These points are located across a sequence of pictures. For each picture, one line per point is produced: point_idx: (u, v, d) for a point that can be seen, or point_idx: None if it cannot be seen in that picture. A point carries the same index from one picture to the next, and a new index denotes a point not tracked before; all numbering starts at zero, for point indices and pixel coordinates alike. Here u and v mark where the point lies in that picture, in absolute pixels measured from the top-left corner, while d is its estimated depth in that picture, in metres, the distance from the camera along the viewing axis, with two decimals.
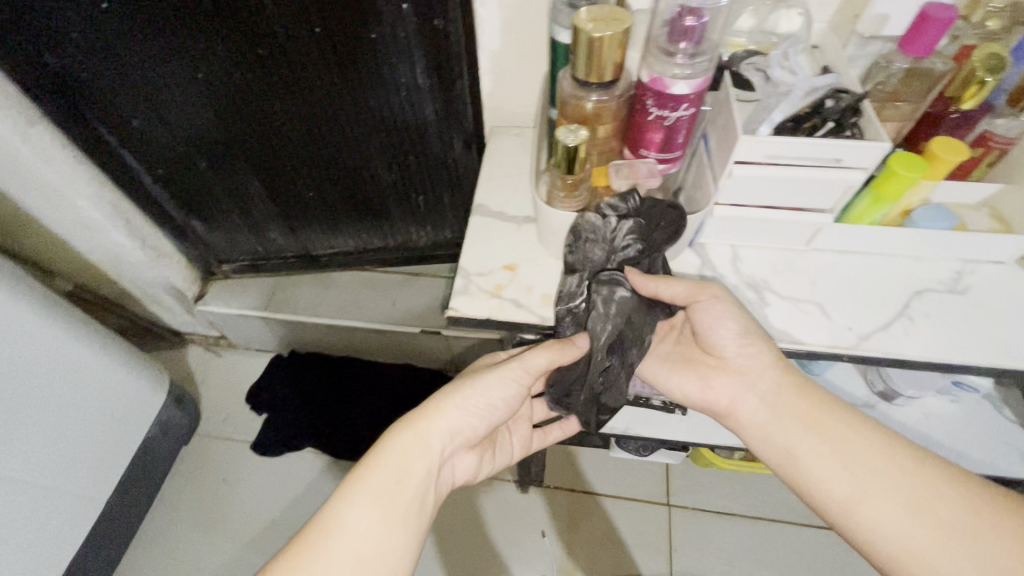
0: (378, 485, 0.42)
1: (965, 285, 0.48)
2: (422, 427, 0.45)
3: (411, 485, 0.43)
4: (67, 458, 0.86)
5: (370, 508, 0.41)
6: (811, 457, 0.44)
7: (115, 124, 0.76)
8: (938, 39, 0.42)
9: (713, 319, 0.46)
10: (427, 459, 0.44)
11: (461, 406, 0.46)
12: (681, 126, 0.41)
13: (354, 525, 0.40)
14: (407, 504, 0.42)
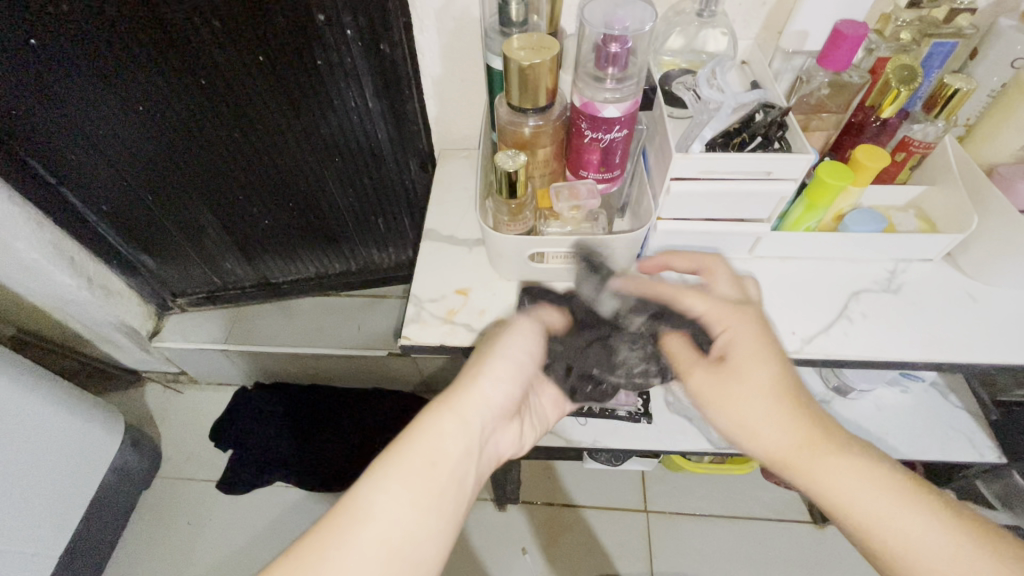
0: (414, 470, 0.36)
1: (898, 284, 0.50)
2: (459, 403, 0.40)
3: (449, 468, 0.37)
4: (13, 515, 0.80)
5: (408, 492, 0.36)
6: (872, 513, 0.37)
7: (50, 161, 0.72)
8: (852, 55, 0.44)
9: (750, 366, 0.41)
10: (464, 442, 0.39)
11: (497, 381, 0.42)
12: (616, 147, 0.41)
13: (387, 510, 0.35)
14: (444, 490, 0.37)
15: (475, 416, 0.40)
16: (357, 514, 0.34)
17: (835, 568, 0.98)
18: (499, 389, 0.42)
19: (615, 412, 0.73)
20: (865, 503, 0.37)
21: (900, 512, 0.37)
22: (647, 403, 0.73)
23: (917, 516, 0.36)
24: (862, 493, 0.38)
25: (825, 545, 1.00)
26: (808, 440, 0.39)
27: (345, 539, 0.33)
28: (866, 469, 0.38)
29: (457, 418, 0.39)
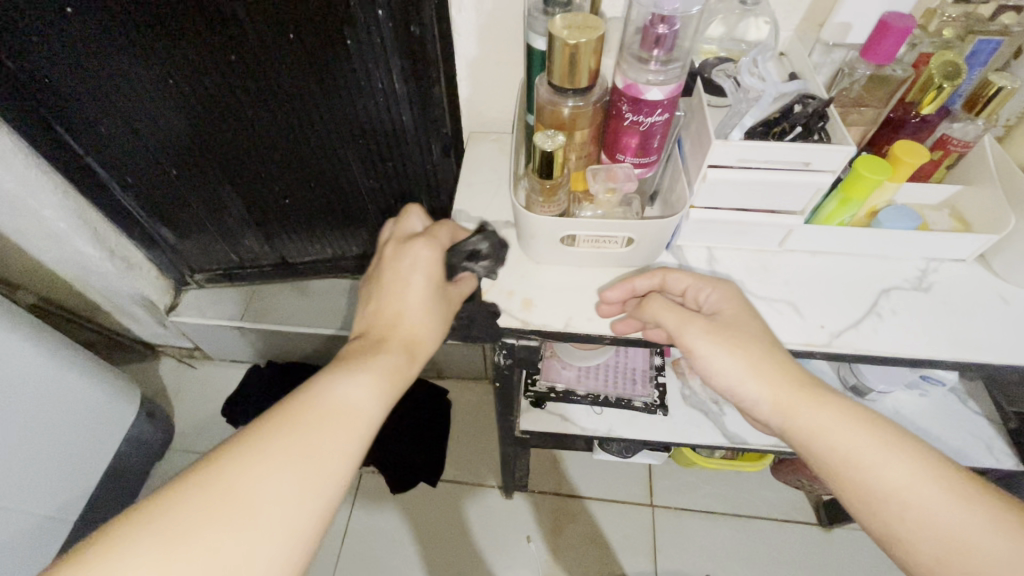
0: (232, 488, 0.34)
1: (929, 283, 0.49)
2: (307, 410, 0.38)
3: (282, 488, 0.35)
4: (33, 478, 0.82)
5: (225, 507, 0.33)
6: (866, 455, 0.40)
7: (80, 130, 0.73)
8: (897, 47, 0.44)
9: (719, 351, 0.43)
10: (305, 461, 0.36)
11: (356, 386, 0.40)
12: (655, 131, 0.41)
13: (200, 529, 0.33)
14: (269, 513, 0.34)
15: (321, 433, 0.37)
16: (160, 522, 0.32)
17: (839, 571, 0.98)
18: (362, 399, 0.40)
19: (631, 403, 0.73)
20: (853, 457, 0.40)
21: (890, 461, 0.39)
22: (663, 395, 0.73)
23: (902, 464, 0.39)
24: (857, 450, 0.40)
25: (830, 547, 1.00)
26: (806, 399, 0.42)
27: (145, 549, 0.31)
28: (854, 420, 0.41)
29: (300, 433, 0.37)
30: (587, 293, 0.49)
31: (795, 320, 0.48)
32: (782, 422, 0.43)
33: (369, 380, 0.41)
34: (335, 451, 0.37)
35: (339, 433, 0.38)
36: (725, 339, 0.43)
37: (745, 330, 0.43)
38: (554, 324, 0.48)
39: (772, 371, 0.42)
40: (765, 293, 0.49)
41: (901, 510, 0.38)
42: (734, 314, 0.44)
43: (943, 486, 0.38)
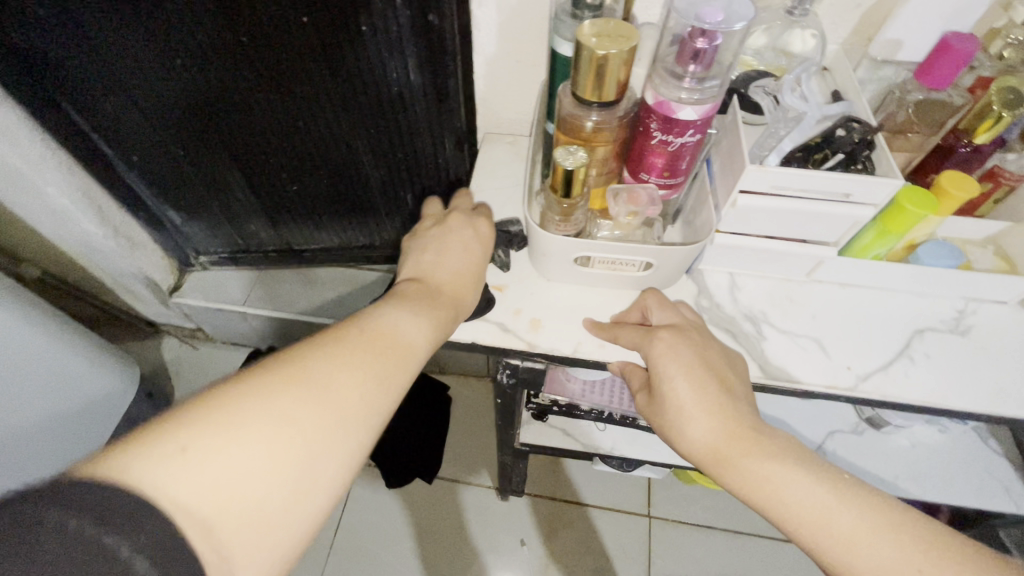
0: (283, 390, 0.32)
1: (967, 326, 0.46)
2: (364, 332, 0.37)
3: (340, 402, 0.33)
4: (29, 459, 0.81)
5: (277, 412, 0.31)
6: (792, 486, 0.37)
7: (85, 107, 0.71)
8: (957, 71, 0.40)
9: (668, 372, 0.40)
10: (369, 374, 0.35)
11: (402, 327, 0.39)
12: (685, 152, 0.38)
13: (250, 435, 0.30)
14: (327, 419, 0.32)
15: (376, 352, 0.36)
16: (203, 424, 0.30)
17: None
18: (416, 329, 0.39)
19: (636, 422, 0.68)
20: (778, 491, 0.37)
21: (818, 490, 0.36)
22: None
23: (826, 492, 0.36)
24: (790, 484, 0.37)
25: None
26: (726, 430, 0.39)
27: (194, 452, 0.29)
28: (774, 454, 0.38)
29: (358, 347, 0.36)
30: (599, 315, 0.47)
31: (819, 358, 0.45)
32: (711, 462, 0.40)
33: (418, 321, 0.40)
34: (350, 391, 0.34)
35: (394, 345, 0.38)
36: (653, 368, 0.41)
37: (675, 357, 0.40)
38: (562, 350, 0.45)
39: (702, 402, 0.39)
40: (789, 327, 0.46)
41: (826, 544, 0.35)
42: (680, 336, 0.41)
43: (869, 518, 0.35)
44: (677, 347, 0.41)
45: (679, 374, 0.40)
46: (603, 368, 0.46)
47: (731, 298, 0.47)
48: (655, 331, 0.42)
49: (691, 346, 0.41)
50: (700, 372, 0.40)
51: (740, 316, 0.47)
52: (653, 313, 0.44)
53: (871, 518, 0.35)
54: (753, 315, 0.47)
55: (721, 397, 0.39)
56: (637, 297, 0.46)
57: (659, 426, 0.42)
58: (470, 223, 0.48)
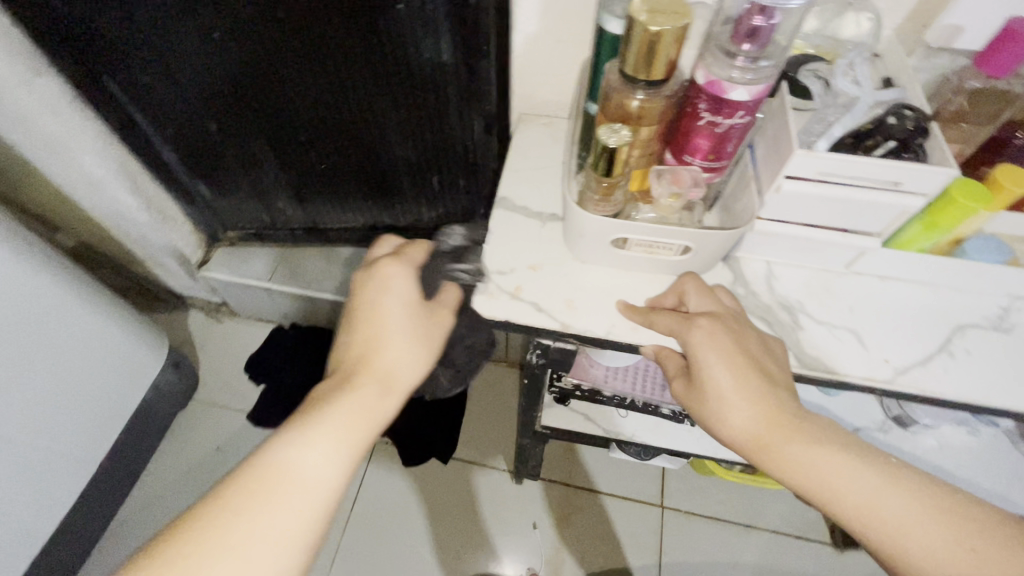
0: (258, 485, 0.39)
1: (1010, 324, 0.45)
2: (358, 394, 0.44)
3: (295, 528, 0.38)
4: (65, 420, 0.84)
5: (238, 535, 0.37)
6: (837, 473, 0.37)
7: (123, 79, 0.72)
8: (1019, 59, 0.39)
9: (713, 361, 0.40)
10: (338, 449, 0.41)
11: (321, 447, 0.41)
12: (732, 134, 0.38)
13: (223, 522, 0.37)
14: (287, 534, 0.38)
15: (358, 419, 0.43)
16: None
17: None
18: (410, 368, 0.46)
19: (658, 410, 0.68)
20: (822, 477, 0.37)
21: (862, 476, 0.37)
22: None
23: (872, 478, 0.37)
24: (834, 472, 0.37)
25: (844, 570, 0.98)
26: (768, 416, 0.39)
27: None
28: (817, 441, 0.38)
29: (343, 416, 0.42)
30: (632, 298, 0.47)
31: (856, 350, 0.44)
32: (754, 450, 0.40)
33: (338, 444, 0.42)
34: (377, 410, 0.44)
35: (378, 408, 0.44)
36: (693, 356, 0.41)
37: (714, 345, 0.40)
38: (595, 331, 0.45)
39: (745, 390, 0.39)
40: (826, 317, 0.46)
41: (875, 530, 0.36)
42: (724, 321, 0.41)
43: (912, 500, 0.36)
44: (717, 333, 0.40)
45: (721, 364, 0.40)
46: (635, 351, 0.46)
47: (767, 287, 0.47)
48: (694, 317, 0.41)
49: (730, 332, 0.41)
50: (740, 360, 0.40)
51: (776, 304, 0.46)
52: (690, 299, 0.44)
53: (913, 499, 0.36)
54: (789, 304, 0.46)
55: (764, 387, 0.39)
56: (674, 282, 0.45)
57: (696, 411, 0.42)
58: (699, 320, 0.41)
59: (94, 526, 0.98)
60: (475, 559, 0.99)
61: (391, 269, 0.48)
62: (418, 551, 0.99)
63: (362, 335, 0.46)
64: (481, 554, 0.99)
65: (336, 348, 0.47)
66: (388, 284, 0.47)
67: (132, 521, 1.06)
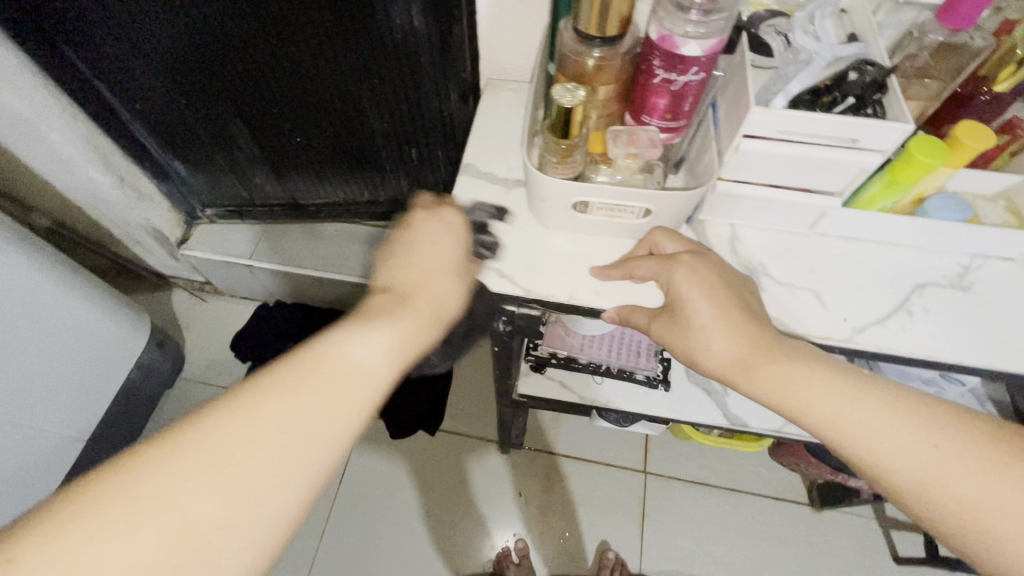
0: (308, 372, 0.32)
1: (969, 282, 0.45)
2: (409, 309, 0.38)
3: (338, 424, 0.32)
4: (49, 399, 0.84)
5: (278, 413, 0.30)
6: (812, 384, 0.36)
7: (85, 51, 0.70)
8: (982, 9, 0.38)
9: (697, 292, 0.40)
10: (388, 355, 0.35)
11: (373, 348, 0.35)
12: (688, 92, 0.37)
13: (269, 399, 0.31)
14: (329, 434, 0.32)
15: (410, 333, 0.37)
16: (209, 452, 0.28)
17: (823, 552, 0.99)
18: (452, 294, 0.41)
19: (634, 375, 0.71)
20: (798, 393, 0.37)
21: (835, 387, 0.36)
22: (666, 369, 0.71)
23: (848, 388, 0.36)
24: (808, 384, 0.36)
25: (819, 528, 1.01)
26: (745, 337, 0.38)
27: (186, 474, 0.28)
28: (795, 355, 0.37)
29: (399, 326, 0.37)
30: (596, 262, 0.47)
31: (815, 310, 0.45)
32: (731, 368, 0.39)
33: (390, 350, 0.35)
34: (425, 330, 0.38)
35: (427, 335, 0.38)
36: (676, 292, 0.41)
37: (696, 278, 0.40)
38: (557, 296, 0.45)
39: (724, 312, 0.39)
40: (787, 278, 0.46)
41: (849, 438, 0.35)
42: (703, 258, 0.42)
43: (883, 405, 0.35)
44: (699, 270, 0.40)
45: (702, 294, 0.39)
46: (598, 314, 0.46)
47: (731, 249, 0.47)
48: (676, 257, 0.41)
49: (712, 269, 0.41)
50: (721, 290, 0.40)
51: (739, 267, 0.46)
52: (665, 248, 0.43)
53: (884, 407, 0.35)
54: (752, 266, 0.46)
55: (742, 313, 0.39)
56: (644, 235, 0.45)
57: (677, 346, 0.41)
58: (687, 259, 0.41)
59: None
60: (461, 526, 1.01)
61: (452, 219, 0.43)
62: (406, 521, 1.01)
63: (416, 262, 0.41)
64: (468, 521, 1.02)
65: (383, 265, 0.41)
66: (447, 227, 0.43)
67: None
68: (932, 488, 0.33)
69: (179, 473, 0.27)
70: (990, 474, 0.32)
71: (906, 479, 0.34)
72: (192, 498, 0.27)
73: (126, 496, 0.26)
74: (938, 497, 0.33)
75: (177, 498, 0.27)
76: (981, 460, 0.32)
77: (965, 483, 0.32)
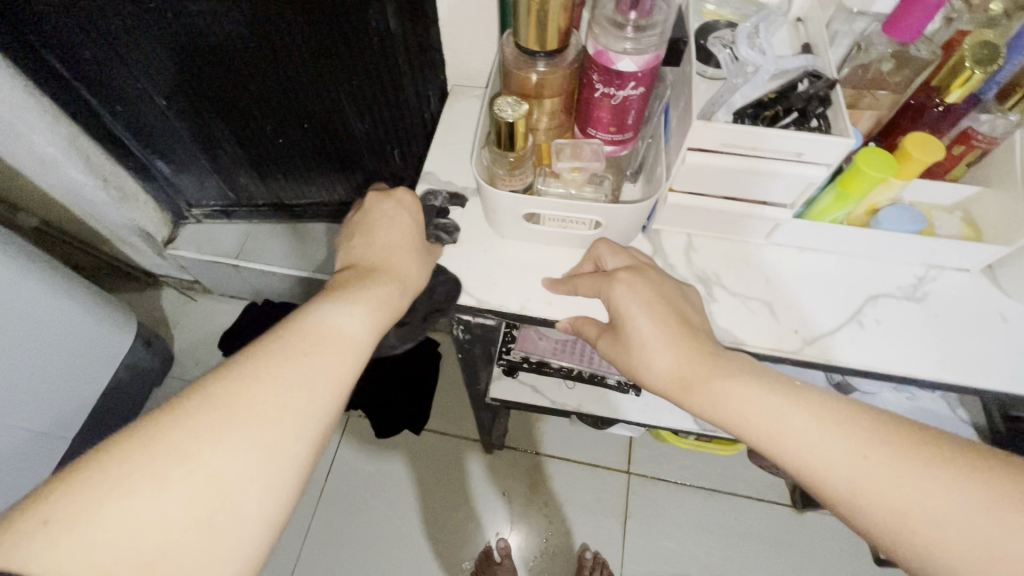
0: (292, 339, 0.34)
1: (924, 293, 0.45)
2: (378, 279, 0.40)
3: (321, 388, 0.33)
4: (35, 401, 0.85)
5: (277, 379, 0.32)
6: (748, 399, 0.36)
7: (65, 55, 0.69)
8: (927, 21, 0.38)
9: (635, 310, 0.39)
10: (369, 326, 0.37)
11: (353, 315, 0.37)
12: (630, 106, 0.38)
13: (263, 369, 0.32)
14: (324, 395, 0.34)
15: (383, 305, 0.39)
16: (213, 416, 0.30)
17: (804, 552, 0.99)
18: (413, 266, 0.42)
19: (604, 380, 0.69)
20: (737, 409, 0.36)
21: (772, 401, 0.36)
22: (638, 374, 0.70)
23: (783, 402, 0.35)
24: (745, 400, 0.36)
25: (799, 529, 1.01)
26: (685, 352, 0.38)
27: (170, 453, 0.29)
28: (732, 371, 0.37)
29: (369, 296, 0.38)
30: (551, 272, 0.47)
31: (767, 321, 0.45)
32: (674, 386, 0.38)
33: (367, 317, 0.37)
34: (392, 298, 0.40)
35: (397, 304, 0.40)
36: (616, 310, 0.40)
37: (635, 294, 0.39)
38: (511, 307, 0.45)
39: (663, 329, 0.39)
40: (740, 289, 0.46)
41: (785, 450, 0.35)
42: (643, 271, 0.41)
43: (816, 416, 0.35)
44: (638, 285, 0.40)
45: (640, 311, 0.39)
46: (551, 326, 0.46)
47: (685, 259, 0.47)
48: (614, 273, 0.41)
49: (651, 283, 0.40)
50: (660, 305, 0.39)
51: (692, 276, 0.46)
52: (607, 261, 0.43)
53: (818, 417, 0.34)
54: (706, 276, 0.46)
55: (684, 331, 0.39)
56: (587, 250, 0.45)
57: (625, 364, 0.41)
58: (625, 275, 0.40)
59: (71, 503, 1.00)
60: (445, 526, 1.01)
61: (405, 196, 0.44)
62: (389, 520, 1.02)
63: (375, 241, 0.43)
64: (451, 522, 1.02)
65: (349, 246, 0.43)
66: (404, 206, 0.44)
67: None
68: (868, 500, 0.32)
69: (173, 451, 0.29)
70: (924, 482, 0.31)
71: (842, 491, 0.33)
72: (200, 462, 0.29)
73: (146, 466, 0.28)
74: (872, 507, 0.32)
75: (195, 457, 0.29)
76: (911, 470, 0.32)
77: (898, 492, 0.31)
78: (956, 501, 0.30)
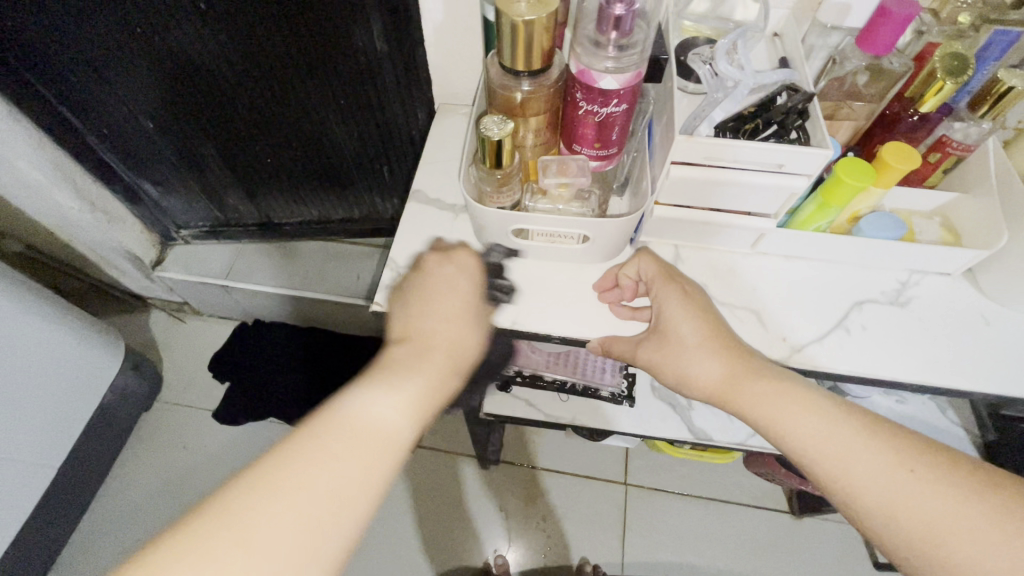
0: (317, 442, 0.32)
1: (908, 298, 0.46)
2: (433, 352, 0.39)
3: (351, 490, 0.31)
4: (19, 428, 0.82)
5: (304, 481, 0.30)
6: (797, 408, 0.37)
7: (51, 79, 0.69)
8: (898, 35, 0.39)
9: (681, 314, 0.42)
10: (405, 411, 0.35)
11: (393, 403, 0.35)
12: (613, 122, 0.39)
13: (294, 462, 0.31)
14: (355, 493, 0.31)
15: (427, 386, 0.37)
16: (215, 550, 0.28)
17: (803, 559, 0.99)
18: (472, 337, 0.41)
19: (598, 393, 0.70)
20: (781, 416, 0.37)
21: (805, 413, 0.37)
22: (631, 386, 0.70)
23: (833, 420, 0.36)
24: (791, 408, 0.37)
25: (797, 536, 1.01)
26: (724, 358, 0.40)
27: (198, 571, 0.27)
28: (783, 386, 0.38)
29: (409, 377, 0.37)
30: (541, 287, 0.47)
31: (756, 329, 0.45)
32: (712, 385, 0.40)
33: (410, 403, 0.36)
34: (441, 377, 0.38)
35: (445, 387, 0.38)
36: (664, 313, 0.43)
37: (687, 303, 0.42)
38: (501, 322, 0.46)
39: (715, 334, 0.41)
40: (728, 299, 0.46)
41: (819, 459, 0.36)
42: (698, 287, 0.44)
43: (858, 431, 0.36)
44: (693, 297, 0.42)
45: (689, 319, 0.41)
46: (580, 345, 0.46)
47: None
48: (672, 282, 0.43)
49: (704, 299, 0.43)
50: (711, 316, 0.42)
51: None
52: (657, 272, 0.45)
53: (863, 435, 0.36)
54: None
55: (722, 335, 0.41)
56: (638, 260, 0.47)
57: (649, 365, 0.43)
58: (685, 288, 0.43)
59: (56, 534, 0.97)
60: (441, 544, 1.00)
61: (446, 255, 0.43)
62: (386, 542, 1.00)
63: (417, 304, 0.41)
64: (447, 540, 1.00)
65: (397, 311, 0.42)
66: (462, 271, 0.43)
67: (100, 525, 1.05)
68: (903, 523, 0.33)
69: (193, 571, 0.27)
70: (963, 508, 0.32)
71: (876, 506, 0.34)
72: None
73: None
74: (906, 526, 0.33)
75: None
76: (952, 490, 0.33)
77: (937, 511, 0.32)
78: (992, 523, 0.31)
